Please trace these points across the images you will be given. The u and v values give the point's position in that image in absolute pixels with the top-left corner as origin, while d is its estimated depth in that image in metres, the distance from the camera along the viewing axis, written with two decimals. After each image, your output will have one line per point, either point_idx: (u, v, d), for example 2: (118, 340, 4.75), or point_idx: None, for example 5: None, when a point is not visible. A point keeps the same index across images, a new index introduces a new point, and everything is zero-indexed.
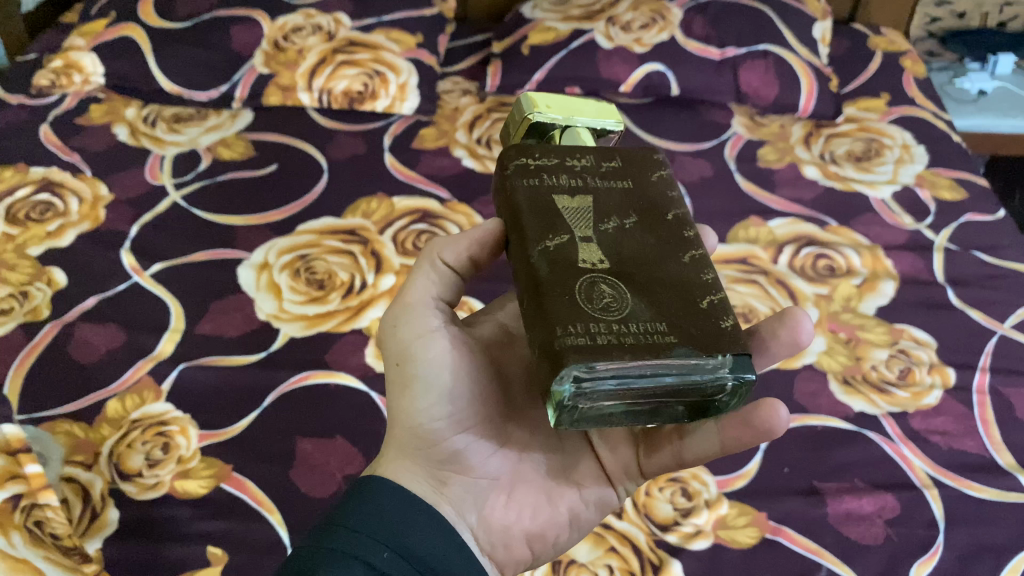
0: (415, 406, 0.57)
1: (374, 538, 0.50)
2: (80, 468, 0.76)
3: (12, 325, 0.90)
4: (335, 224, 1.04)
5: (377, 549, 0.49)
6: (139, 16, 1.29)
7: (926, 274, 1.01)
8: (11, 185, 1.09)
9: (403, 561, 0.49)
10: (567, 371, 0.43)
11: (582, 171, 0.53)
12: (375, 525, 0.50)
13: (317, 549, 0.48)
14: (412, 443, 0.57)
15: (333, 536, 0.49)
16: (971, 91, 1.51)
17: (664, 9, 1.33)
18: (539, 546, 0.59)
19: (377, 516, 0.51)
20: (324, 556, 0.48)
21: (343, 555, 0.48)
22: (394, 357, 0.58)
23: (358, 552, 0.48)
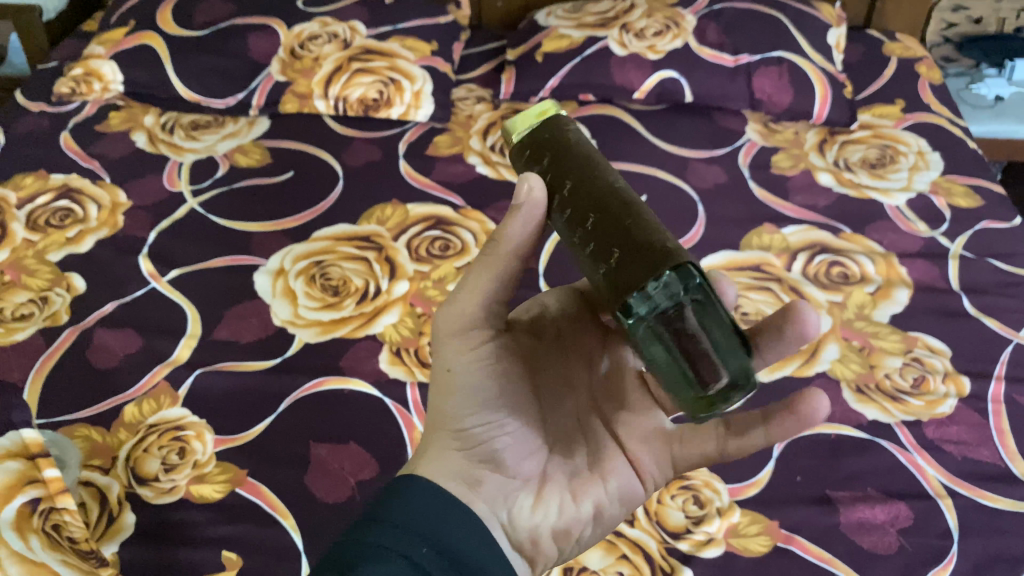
0: (455, 401, 0.56)
1: (412, 534, 0.49)
2: (98, 472, 0.77)
3: (32, 330, 0.91)
4: (350, 231, 1.05)
5: (415, 546, 0.48)
6: (158, 25, 1.31)
7: (941, 282, 1.01)
8: (31, 192, 1.10)
9: (442, 558, 0.49)
10: (674, 276, 0.43)
11: None
12: (412, 520, 0.50)
13: (356, 545, 0.48)
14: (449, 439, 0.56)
15: (370, 532, 0.49)
16: (988, 97, 1.51)
17: (678, 16, 1.33)
18: (565, 544, 0.57)
19: (414, 512, 0.51)
20: (363, 553, 0.47)
21: (385, 551, 0.47)
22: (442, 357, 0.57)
23: (398, 548, 0.48)
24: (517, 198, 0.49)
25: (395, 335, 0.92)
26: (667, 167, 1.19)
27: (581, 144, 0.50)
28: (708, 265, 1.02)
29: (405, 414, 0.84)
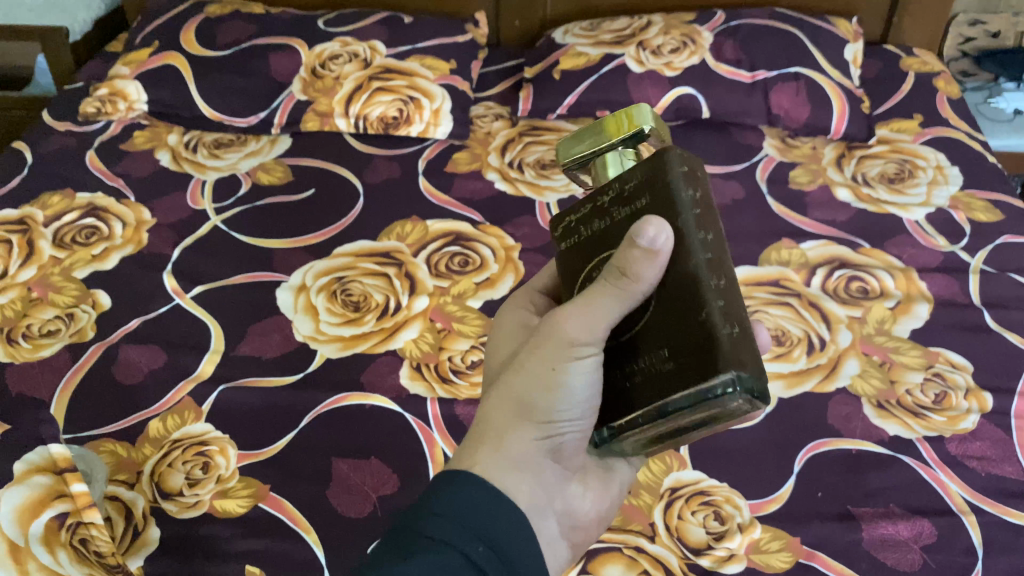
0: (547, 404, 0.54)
1: (467, 530, 0.47)
2: (123, 487, 0.78)
3: (59, 346, 0.93)
4: (370, 247, 1.06)
5: (471, 542, 0.46)
6: (183, 46, 1.34)
7: (961, 297, 1.00)
8: (58, 210, 1.12)
9: (496, 557, 0.47)
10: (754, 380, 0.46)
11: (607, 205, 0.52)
12: (467, 513, 0.48)
13: (411, 537, 0.46)
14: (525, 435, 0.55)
15: (424, 523, 0.47)
16: (1007, 110, 1.50)
17: (695, 33, 1.35)
18: (595, 527, 0.62)
19: (470, 504, 0.49)
20: (418, 547, 0.46)
21: (440, 546, 0.46)
22: (546, 358, 0.53)
23: (454, 543, 0.46)
24: (651, 241, 0.47)
25: (415, 350, 0.92)
26: None
27: (715, 213, 0.51)
28: None
29: (426, 429, 0.84)
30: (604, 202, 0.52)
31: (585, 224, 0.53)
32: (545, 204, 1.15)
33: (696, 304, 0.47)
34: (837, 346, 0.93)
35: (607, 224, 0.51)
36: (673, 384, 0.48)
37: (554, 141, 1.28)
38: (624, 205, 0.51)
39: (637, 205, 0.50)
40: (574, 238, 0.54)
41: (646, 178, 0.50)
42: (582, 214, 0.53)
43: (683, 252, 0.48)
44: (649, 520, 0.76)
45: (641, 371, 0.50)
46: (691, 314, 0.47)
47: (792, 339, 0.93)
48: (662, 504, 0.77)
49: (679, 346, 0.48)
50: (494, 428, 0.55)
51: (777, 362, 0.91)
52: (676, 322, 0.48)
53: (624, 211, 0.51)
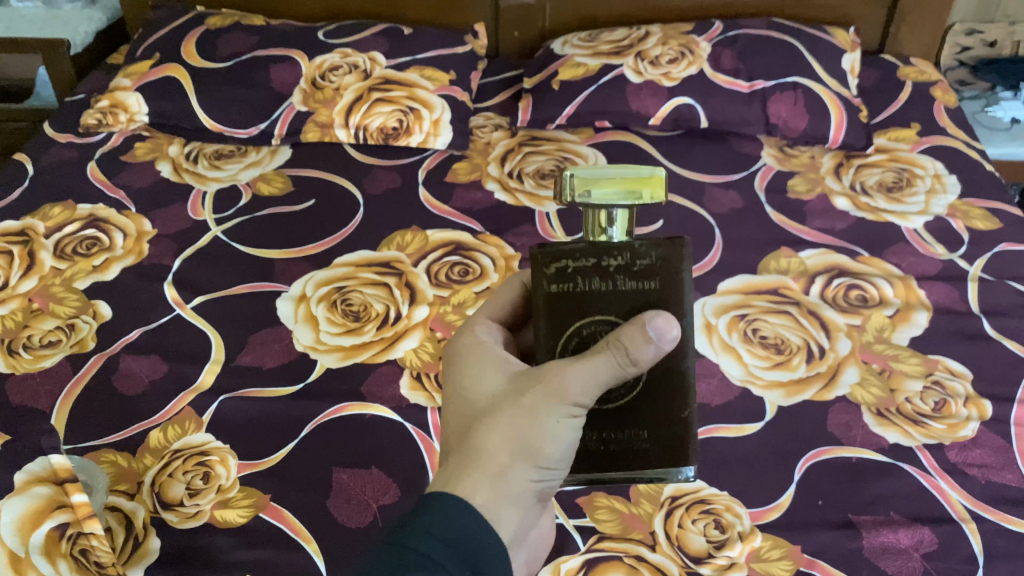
0: (542, 453, 0.55)
1: (457, 556, 0.48)
2: (124, 497, 0.78)
3: (59, 357, 0.93)
4: (371, 257, 1.07)
5: (459, 566, 0.48)
6: (184, 58, 1.35)
7: (960, 305, 1.00)
8: (59, 221, 1.13)
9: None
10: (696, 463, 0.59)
11: (613, 270, 0.54)
12: (456, 534, 0.49)
13: (404, 551, 0.47)
14: (520, 478, 0.54)
15: (417, 540, 0.47)
16: (1004, 119, 1.50)
17: (692, 43, 1.36)
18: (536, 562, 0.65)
19: (459, 527, 0.49)
20: (412, 564, 0.46)
21: (433, 566, 0.46)
22: (549, 408, 0.54)
23: (447, 568, 0.47)
24: (659, 333, 0.52)
25: (416, 359, 0.92)
26: (683, 193, 1.20)
27: None
28: (726, 290, 1.02)
29: (426, 438, 0.84)
30: (609, 266, 0.54)
31: (585, 279, 0.54)
32: (545, 213, 1.15)
33: (681, 401, 0.57)
34: (837, 354, 0.93)
35: (607, 288, 0.54)
36: (647, 461, 0.57)
37: (553, 151, 1.29)
38: (632, 279, 0.54)
39: (644, 284, 0.54)
40: (570, 288, 0.54)
41: (660, 262, 0.54)
42: (584, 266, 0.54)
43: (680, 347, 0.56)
44: (649, 529, 0.76)
45: (616, 441, 0.57)
46: (675, 411, 0.57)
47: (792, 348, 0.93)
48: (662, 512, 0.77)
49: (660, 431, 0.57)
50: (491, 467, 0.53)
51: (777, 371, 0.91)
52: (658, 409, 0.57)
53: (626, 283, 0.55)
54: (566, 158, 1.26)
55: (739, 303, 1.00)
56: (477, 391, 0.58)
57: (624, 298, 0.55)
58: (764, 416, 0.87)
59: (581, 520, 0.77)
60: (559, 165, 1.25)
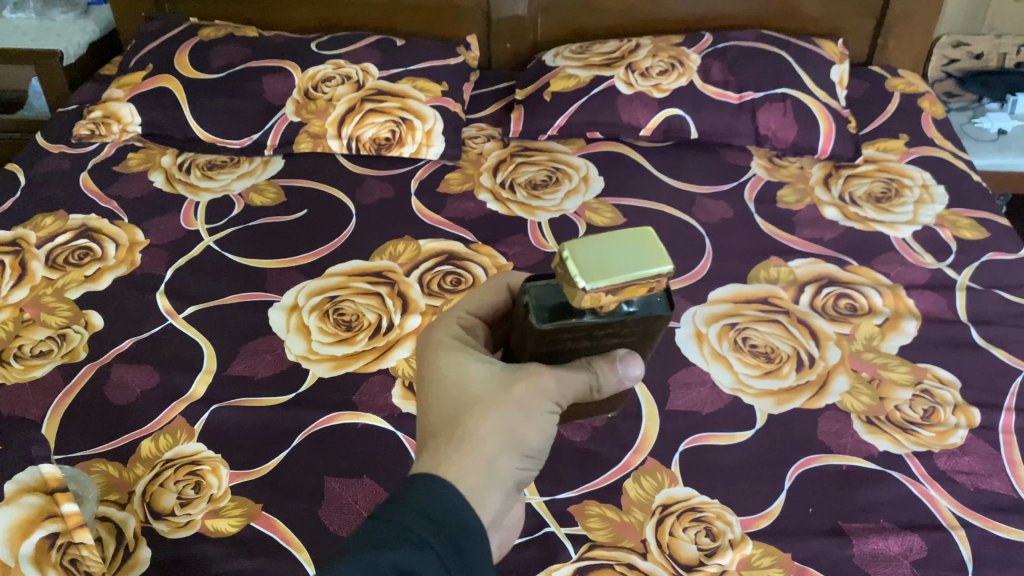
0: (526, 442, 0.60)
1: (439, 531, 0.50)
2: (114, 507, 0.77)
3: (50, 367, 0.93)
4: (363, 267, 1.07)
5: (441, 542, 0.50)
6: (177, 69, 1.35)
7: (949, 313, 1.01)
8: (51, 231, 1.13)
9: (462, 559, 0.50)
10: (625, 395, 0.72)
11: (601, 335, 0.54)
12: (442, 513, 0.52)
13: (390, 522, 0.50)
14: (509, 465, 0.59)
15: (403, 514, 0.50)
16: (991, 130, 1.52)
17: (683, 55, 1.37)
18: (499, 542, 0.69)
19: (444, 506, 0.52)
20: (394, 535, 0.49)
21: (415, 538, 0.49)
22: (537, 404, 0.58)
23: (428, 540, 0.49)
24: (627, 369, 0.58)
25: (407, 368, 0.93)
26: (674, 203, 1.21)
27: None
28: (716, 298, 1.03)
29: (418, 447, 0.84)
30: (597, 335, 0.54)
31: (573, 340, 0.54)
32: (537, 224, 1.16)
33: None
34: (826, 362, 0.94)
35: (590, 344, 0.56)
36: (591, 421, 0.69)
37: (545, 162, 1.29)
38: (618, 337, 0.55)
39: (627, 341, 0.56)
40: (559, 344, 0.55)
41: (647, 328, 0.54)
42: (572, 337, 0.54)
43: None
44: (641, 537, 0.76)
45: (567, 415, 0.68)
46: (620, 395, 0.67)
47: (782, 356, 0.94)
48: (653, 520, 0.77)
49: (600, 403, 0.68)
50: (485, 454, 0.57)
51: (767, 379, 0.92)
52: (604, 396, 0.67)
53: (610, 340, 0.55)
54: (557, 169, 1.27)
55: (729, 312, 1.00)
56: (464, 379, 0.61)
57: (606, 344, 0.56)
58: (754, 424, 0.87)
59: (573, 528, 0.77)
60: (551, 175, 1.26)
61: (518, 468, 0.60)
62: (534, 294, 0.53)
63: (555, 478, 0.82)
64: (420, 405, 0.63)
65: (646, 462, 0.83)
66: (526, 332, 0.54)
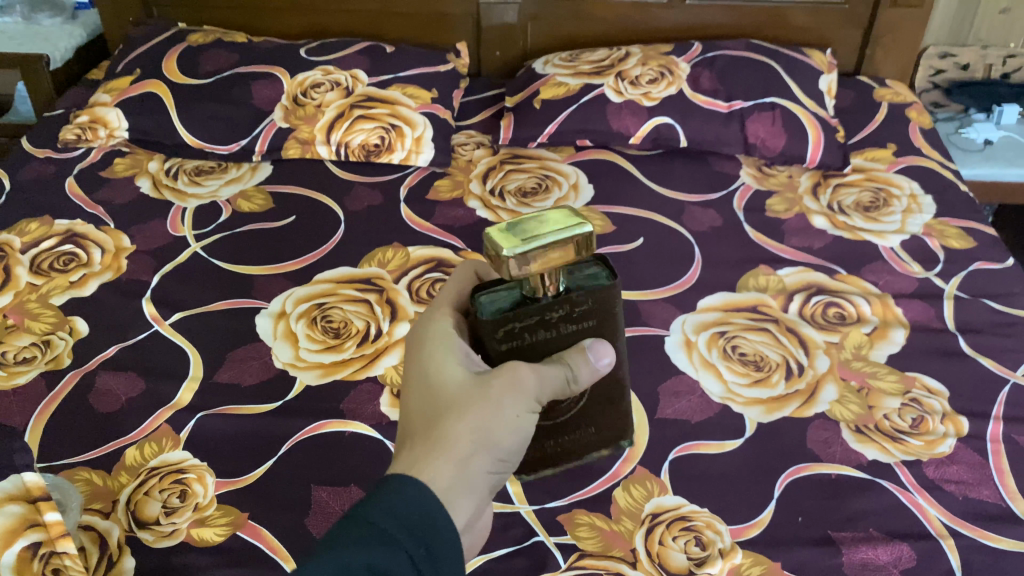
0: (500, 446, 0.58)
1: (412, 531, 0.49)
2: (98, 516, 0.76)
3: (33, 374, 0.92)
4: (351, 274, 1.06)
5: (413, 542, 0.49)
6: (165, 74, 1.35)
7: (936, 322, 1.02)
8: (35, 237, 1.12)
9: (434, 562, 0.49)
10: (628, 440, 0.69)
11: (554, 321, 0.56)
12: (416, 513, 0.51)
13: (361, 522, 0.49)
14: (482, 470, 0.57)
15: (375, 513, 0.49)
16: (976, 140, 1.53)
17: (672, 64, 1.37)
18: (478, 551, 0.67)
19: (418, 504, 0.51)
20: (365, 534, 0.48)
21: (387, 540, 0.48)
22: (512, 403, 0.57)
23: (401, 542, 0.48)
24: (598, 358, 0.58)
25: (396, 376, 0.92)
26: (663, 211, 1.21)
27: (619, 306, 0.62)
28: (706, 306, 1.03)
29: None
30: (551, 318, 0.56)
31: (529, 332, 0.56)
32: None
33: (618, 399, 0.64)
34: (815, 371, 0.94)
35: (550, 335, 0.57)
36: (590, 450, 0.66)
37: (534, 169, 1.29)
38: (573, 322, 0.57)
39: (584, 325, 0.57)
40: (516, 340, 0.56)
41: (597, 305, 0.56)
42: (528, 324, 0.56)
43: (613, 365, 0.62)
44: (630, 546, 0.76)
45: (566, 442, 0.64)
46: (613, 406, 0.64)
47: (771, 365, 0.94)
48: (643, 530, 0.77)
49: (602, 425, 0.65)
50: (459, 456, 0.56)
51: (756, 388, 0.92)
52: (599, 412, 0.64)
53: (568, 326, 0.57)
54: (547, 177, 1.27)
55: (718, 320, 1.00)
56: (442, 378, 0.60)
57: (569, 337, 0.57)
58: (744, 432, 0.87)
59: (562, 537, 0.77)
60: (540, 183, 1.26)
61: (491, 473, 0.58)
62: (481, 291, 0.56)
63: (544, 487, 0.81)
64: (403, 407, 0.62)
65: (635, 471, 0.83)
66: (486, 336, 0.56)
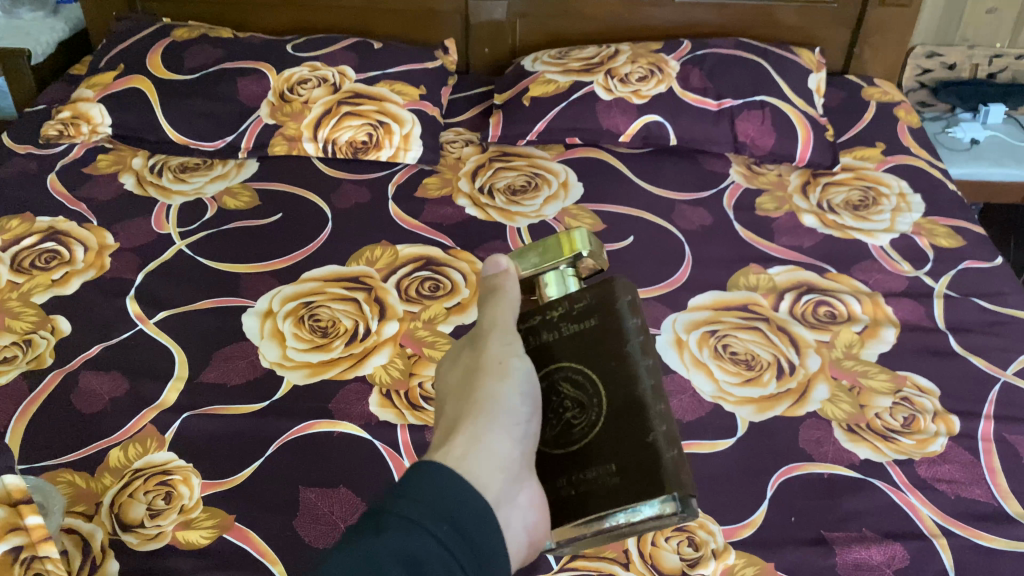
0: (505, 398, 0.56)
1: (433, 510, 0.47)
2: (81, 519, 0.75)
3: (15, 374, 0.90)
4: (339, 271, 1.05)
5: (435, 522, 0.46)
6: (148, 69, 1.33)
7: (927, 321, 1.02)
8: (17, 234, 1.10)
9: (460, 535, 0.47)
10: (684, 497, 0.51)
11: (557, 321, 0.59)
12: (437, 499, 0.48)
13: (383, 516, 0.46)
14: (494, 426, 0.55)
15: (393, 503, 0.46)
16: (964, 140, 1.53)
17: (662, 62, 1.37)
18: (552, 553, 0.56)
19: (437, 488, 0.48)
20: (390, 523, 0.45)
21: (409, 524, 0.45)
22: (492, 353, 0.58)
23: (423, 523, 0.45)
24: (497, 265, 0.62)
25: (385, 376, 0.91)
26: (653, 209, 1.20)
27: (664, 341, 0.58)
28: (696, 305, 1.02)
29: (396, 457, 0.82)
30: (554, 316, 0.59)
31: (534, 335, 0.59)
32: (516, 229, 1.15)
33: (644, 428, 0.53)
34: (807, 369, 0.93)
35: (554, 337, 0.58)
36: (616, 497, 0.52)
37: (523, 167, 1.28)
38: (573, 321, 0.58)
39: (587, 324, 0.57)
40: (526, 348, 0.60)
41: (596, 302, 0.57)
42: (533, 323, 0.60)
43: (631, 379, 0.55)
44: (622, 548, 0.75)
45: (583, 482, 0.53)
46: (639, 436, 0.53)
47: (762, 363, 0.94)
48: None
49: (626, 463, 0.53)
50: (465, 427, 0.56)
51: (747, 387, 0.91)
52: (619, 441, 0.53)
53: (571, 327, 0.58)
54: (536, 175, 1.26)
55: (709, 319, 1.00)
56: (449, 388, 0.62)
57: (571, 341, 0.57)
58: (735, 432, 0.87)
59: None
60: (530, 181, 1.25)
61: (510, 432, 0.55)
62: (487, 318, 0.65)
63: None
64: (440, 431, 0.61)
65: None
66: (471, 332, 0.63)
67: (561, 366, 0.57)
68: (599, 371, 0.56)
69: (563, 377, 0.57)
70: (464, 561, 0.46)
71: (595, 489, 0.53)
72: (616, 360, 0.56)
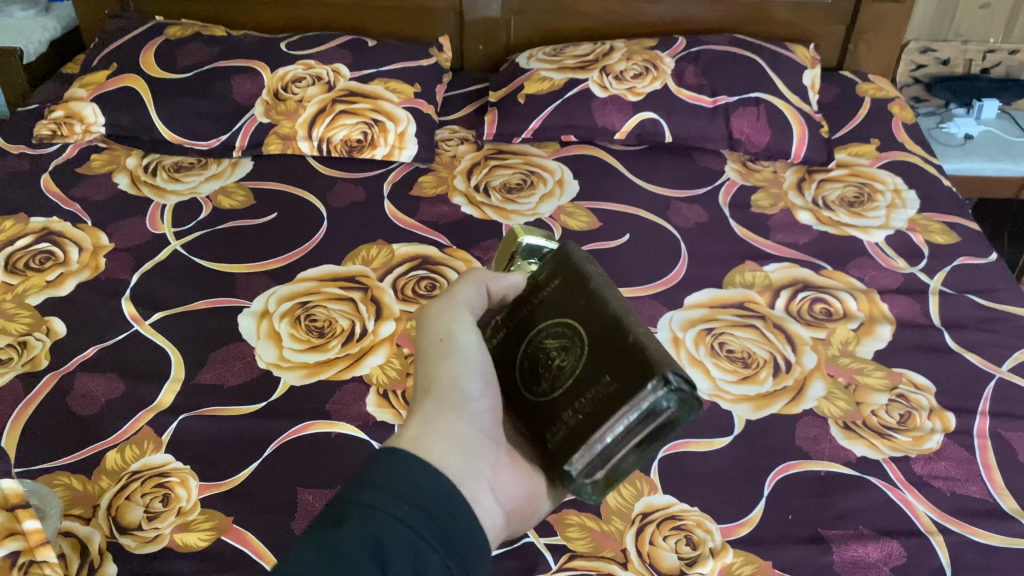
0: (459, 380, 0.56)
1: (394, 493, 0.46)
2: (78, 522, 0.75)
3: (10, 376, 0.90)
4: (335, 271, 1.05)
5: (396, 503, 0.45)
6: (142, 68, 1.32)
7: (922, 317, 1.02)
8: (11, 235, 1.09)
9: (426, 514, 0.45)
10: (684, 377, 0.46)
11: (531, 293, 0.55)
12: (399, 480, 0.46)
13: (344, 505, 0.45)
14: (449, 412, 0.56)
15: (353, 491, 0.45)
16: (958, 135, 1.54)
17: (656, 59, 1.37)
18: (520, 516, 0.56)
19: (400, 470, 0.47)
20: (350, 513, 0.44)
21: (367, 510, 0.44)
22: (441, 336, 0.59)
23: (384, 507, 0.44)
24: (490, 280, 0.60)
25: (382, 376, 0.91)
26: (649, 207, 1.20)
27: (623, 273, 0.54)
28: (692, 303, 1.03)
29: None
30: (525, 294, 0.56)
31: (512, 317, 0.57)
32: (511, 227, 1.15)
33: (621, 333, 0.49)
34: (803, 367, 0.94)
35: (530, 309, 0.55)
36: (616, 404, 0.47)
37: (519, 165, 1.28)
38: (540, 290, 0.54)
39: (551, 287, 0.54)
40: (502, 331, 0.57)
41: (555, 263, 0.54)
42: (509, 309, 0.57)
43: (599, 305, 0.51)
44: (621, 547, 0.75)
45: (585, 407, 0.49)
46: (621, 342, 0.48)
47: (758, 361, 0.94)
48: (634, 529, 0.76)
49: (619, 370, 0.48)
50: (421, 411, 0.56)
51: (744, 384, 0.91)
52: (604, 359, 0.49)
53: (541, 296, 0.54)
54: (532, 173, 1.26)
55: (706, 316, 1.00)
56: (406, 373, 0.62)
57: (544, 303, 0.54)
58: (733, 430, 0.87)
59: (552, 539, 0.76)
60: (525, 179, 1.25)
61: (465, 414, 0.56)
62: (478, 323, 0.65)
63: None
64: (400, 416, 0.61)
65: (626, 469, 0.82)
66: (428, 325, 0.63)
67: (542, 325, 0.53)
68: (573, 312, 0.52)
69: (546, 335, 0.53)
70: (432, 539, 0.45)
71: (596, 406, 0.48)
72: (583, 296, 0.51)
